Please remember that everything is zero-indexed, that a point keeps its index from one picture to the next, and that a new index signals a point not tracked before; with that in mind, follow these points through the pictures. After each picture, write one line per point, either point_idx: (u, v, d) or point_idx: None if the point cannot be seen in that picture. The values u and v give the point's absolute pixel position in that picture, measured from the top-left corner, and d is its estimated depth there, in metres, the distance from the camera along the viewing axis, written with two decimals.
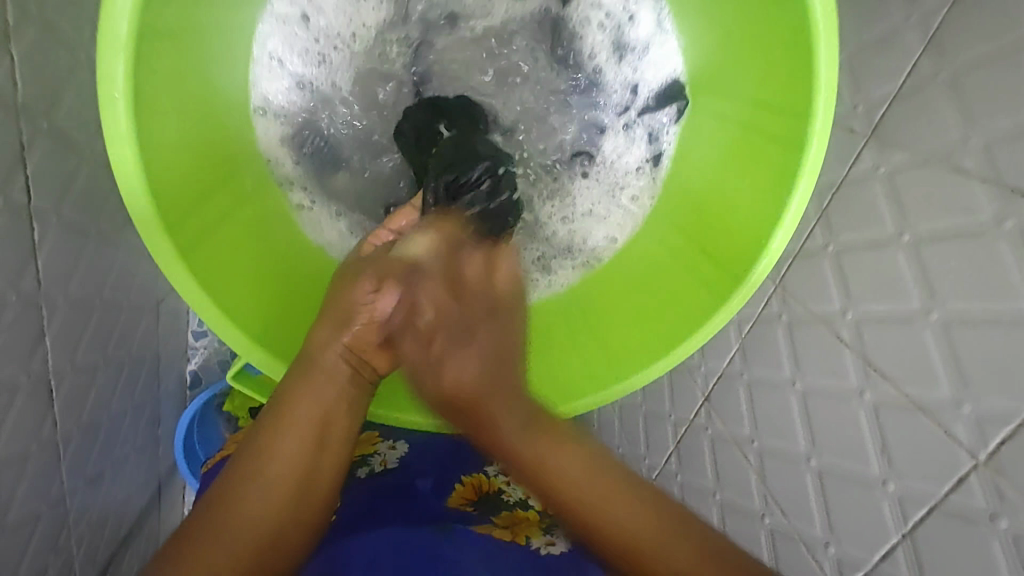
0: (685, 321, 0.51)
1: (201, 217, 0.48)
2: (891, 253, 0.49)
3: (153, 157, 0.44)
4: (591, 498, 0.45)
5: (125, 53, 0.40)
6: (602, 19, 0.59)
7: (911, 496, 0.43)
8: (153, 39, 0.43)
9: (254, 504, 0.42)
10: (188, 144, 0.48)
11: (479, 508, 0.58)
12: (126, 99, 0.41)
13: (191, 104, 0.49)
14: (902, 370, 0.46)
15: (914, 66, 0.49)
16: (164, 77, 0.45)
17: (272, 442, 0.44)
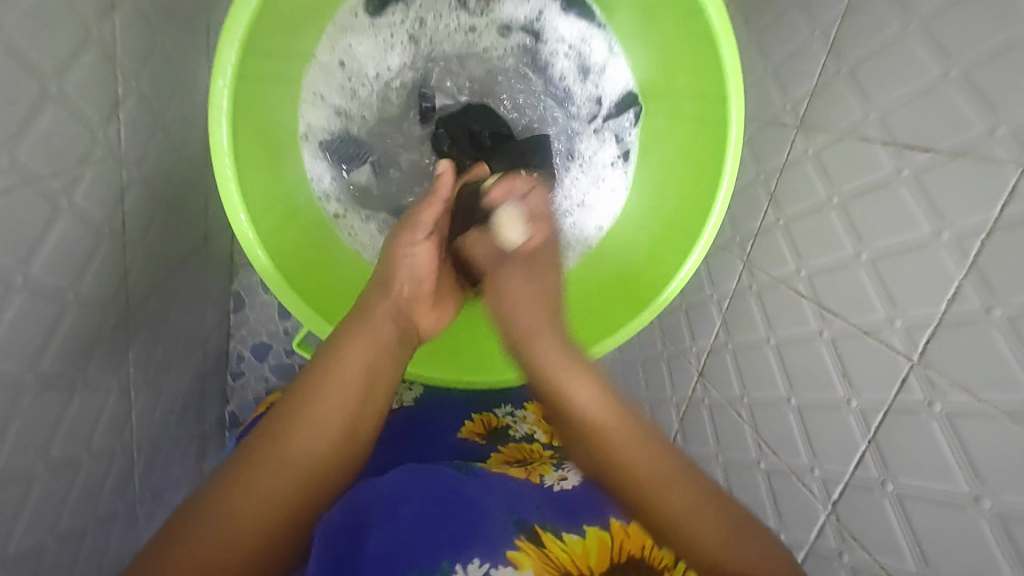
0: (662, 271, 0.62)
1: (272, 215, 0.58)
2: (826, 215, 0.59)
3: (245, 172, 0.54)
4: (633, 455, 0.53)
5: (229, 90, 0.50)
6: (565, 49, 0.70)
7: (870, 406, 0.51)
8: (247, 81, 0.53)
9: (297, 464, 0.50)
10: (262, 161, 0.58)
11: (487, 439, 0.71)
12: (229, 117, 0.51)
13: (267, 130, 0.59)
14: (848, 304, 0.55)
15: (822, 68, 0.61)
16: (253, 105, 0.55)
17: (302, 422, 0.50)
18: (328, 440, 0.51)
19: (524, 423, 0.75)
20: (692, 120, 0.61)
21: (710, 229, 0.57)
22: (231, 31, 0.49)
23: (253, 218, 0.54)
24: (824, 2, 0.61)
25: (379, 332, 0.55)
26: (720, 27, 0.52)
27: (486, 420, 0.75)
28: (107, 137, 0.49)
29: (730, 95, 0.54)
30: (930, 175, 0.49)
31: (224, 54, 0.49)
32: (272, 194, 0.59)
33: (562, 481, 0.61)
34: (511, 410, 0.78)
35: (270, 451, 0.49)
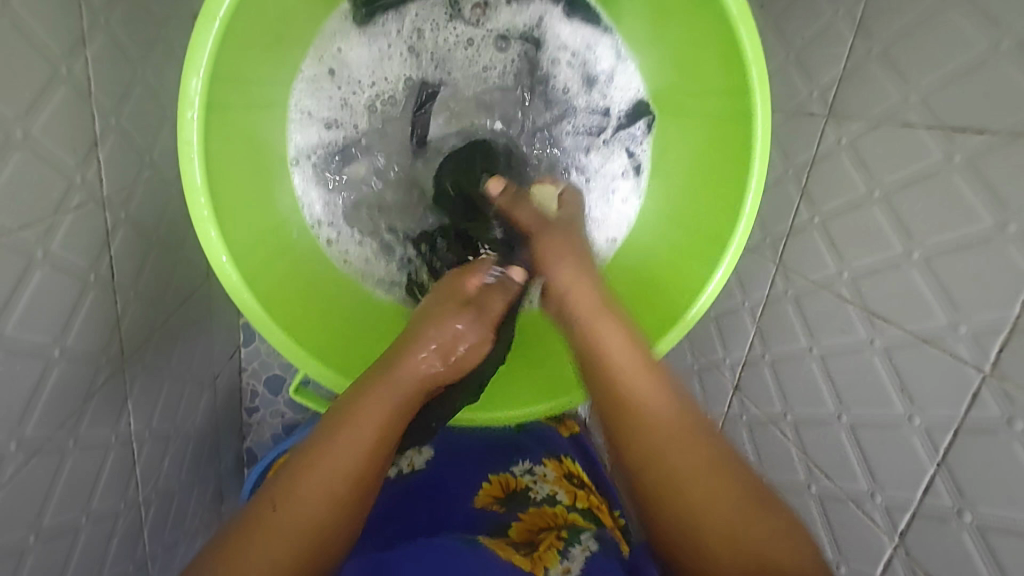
0: (683, 287, 0.57)
1: (257, 252, 0.54)
2: (868, 210, 0.53)
3: (221, 204, 0.50)
4: (704, 478, 0.48)
5: (199, 119, 0.47)
6: (569, 58, 0.65)
7: (937, 424, 0.45)
8: (219, 111, 0.50)
9: (310, 503, 0.46)
10: (248, 198, 0.55)
11: (506, 504, 0.67)
12: (201, 157, 0.48)
13: (248, 165, 0.55)
14: (899, 309, 0.49)
15: (851, 49, 0.56)
16: (228, 140, 0.52)
17: (317, 459, 0.48)
18: (346, 479, 0.47)
19: (545, 483, 0.70)
20: (713, 115, 0.56)
21: (740, 235, 0.51)
22: (196, 55, 0.45)
23: (236, 259, 0.51)
24: None
25: (416, 374, 0.52)
26: (736, 17, 0.48)
27: (502, 481, 0.70)
28: (87, 180, 0.47)
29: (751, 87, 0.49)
30: (988, 160, 0.43)
31: (190, 83, 0.46)
32: (259, 231, 0.55)
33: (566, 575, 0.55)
34: (529, 466, 0.72)
35: (296, 481, 0.47)
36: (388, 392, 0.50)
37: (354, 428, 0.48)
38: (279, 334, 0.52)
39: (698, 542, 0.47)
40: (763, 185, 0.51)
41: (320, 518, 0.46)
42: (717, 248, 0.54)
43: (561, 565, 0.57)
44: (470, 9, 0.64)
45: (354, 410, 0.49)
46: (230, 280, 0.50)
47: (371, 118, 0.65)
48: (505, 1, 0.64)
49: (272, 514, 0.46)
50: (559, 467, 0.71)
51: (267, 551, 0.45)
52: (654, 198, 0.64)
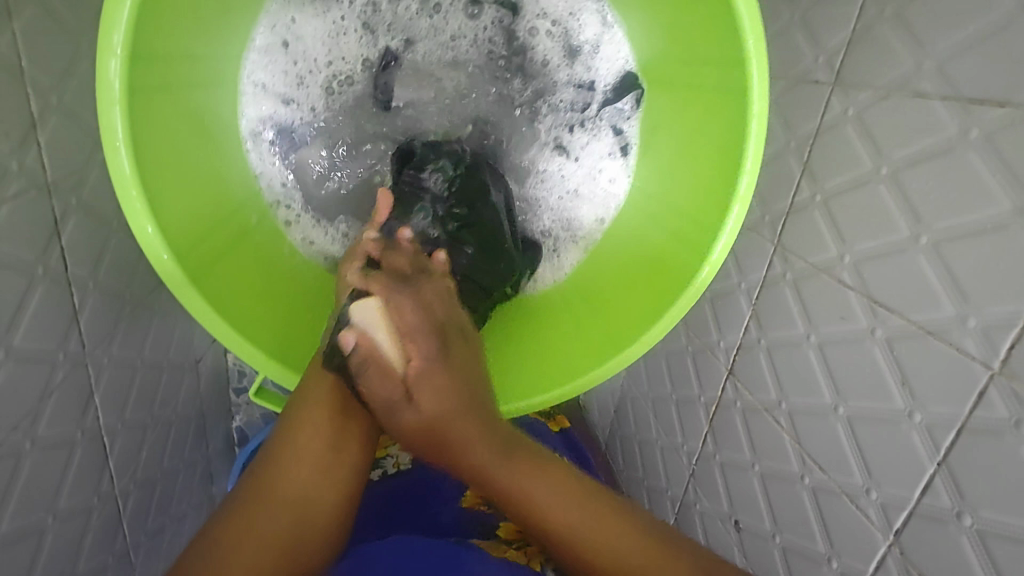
0: (676, 277, 0.53)
1: (209, 245, 0.51)
2: (874, 188, 0.49)
3: (157, 195, 0.47)
4: (591, 549, 0.47)
5: (121, 105, 0.43)
6: (547, 26, 0.62)
7: (938, 422, 0.42)
8: (146, 93, 0.46)
9: (301, 486, 0.47)
10: (194, 183, 0.51)
11: (502, 513, 0.64)
12: (129, 147, 0.44)
13: (191, 149, 0.52)
14: (902, 297, 0.46)
15: (861, 10, 0.51)
16: (162, 124, 0.48)
17: (288, 446, 0.48)
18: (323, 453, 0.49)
19: None
20: (704, 88, 0.51)
21: (733, 222, 0.48)
22: (110, 34, 0.41)
23: (178, 253, 0.48)
24: None
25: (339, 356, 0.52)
26: None
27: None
28: (25, 166, 0.43)
29: (747, 58, 0.44)
30: (1008, 136, 0.39)
31: (107, 65, 0.42)
32: (209, 221, 0.52)
33: (556, 558, 0.61)
34: None
35: (273, 472, 0.48)
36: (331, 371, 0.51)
37: (314, 412, 0.50)
38: (231, 333, 0.49)
39: None
40: (758, 169, 0.46)
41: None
42: (704, 237, 0.50)
43: (555, 556, 0.61)
44: None
45: (308, 394, 0.50)
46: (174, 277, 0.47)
47: (332, 94, 0.61)
48: None
49: (261, 505, 0.46)
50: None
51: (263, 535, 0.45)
52: (646, 176, 0.60)
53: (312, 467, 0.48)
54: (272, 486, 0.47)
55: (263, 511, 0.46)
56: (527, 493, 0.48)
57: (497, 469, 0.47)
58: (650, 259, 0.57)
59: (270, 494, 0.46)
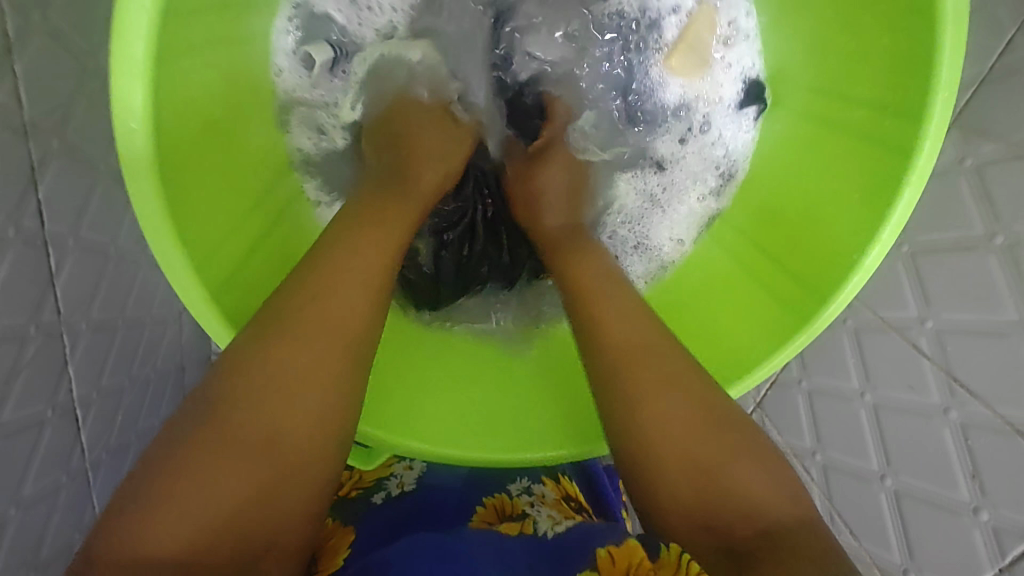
0: (759, 333, 0.48)
1: (223, 237, 0.46)
2: (981, 257, 0.44)
3: (173, 180, 0.42)
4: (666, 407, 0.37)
5: (146, 71, 0.39)
6: (672, 6, 0.56)
7: (1009, 527, 0.41)
8: (173, 60, 0.41)
9: (279, 395, 0.34)
10: (207, 159, 0.46)
11: (499, 527, 0.56)
12: (145, 130, 0.40)
13: (208, 123, 0.46)
14: (996, 385, 0.42)
15: (1008, 43, 0.44)
16: (182, 92, 0.43)
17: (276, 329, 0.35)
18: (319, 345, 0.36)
19: (544, 506, 0.59)
20: (820, 138, 0.49)
21: (850, 291, 0.42)
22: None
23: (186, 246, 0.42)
24: None
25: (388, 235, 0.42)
26: (939, 17, 0.38)
27: (498, 505, 0.59)
28: None
29: (928, 120, 0.39)
30: None
31: (129, 25, 0.38)
32: (226, 205, 0.47)
33: (556, 525, 0.54)
34: (527, 485, 0.62)
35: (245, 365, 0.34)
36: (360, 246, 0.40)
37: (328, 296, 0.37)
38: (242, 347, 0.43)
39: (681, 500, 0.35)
40: (893, 240, 0.41)
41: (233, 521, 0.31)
42: (810, 299, 0.45)
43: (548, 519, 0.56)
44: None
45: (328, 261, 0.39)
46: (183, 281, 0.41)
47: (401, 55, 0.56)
48: None
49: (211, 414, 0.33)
50: (558, 489, 0.62)
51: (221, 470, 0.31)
52: (743, 212, 0.54)
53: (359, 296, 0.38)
54: (305, 331, 0.36)
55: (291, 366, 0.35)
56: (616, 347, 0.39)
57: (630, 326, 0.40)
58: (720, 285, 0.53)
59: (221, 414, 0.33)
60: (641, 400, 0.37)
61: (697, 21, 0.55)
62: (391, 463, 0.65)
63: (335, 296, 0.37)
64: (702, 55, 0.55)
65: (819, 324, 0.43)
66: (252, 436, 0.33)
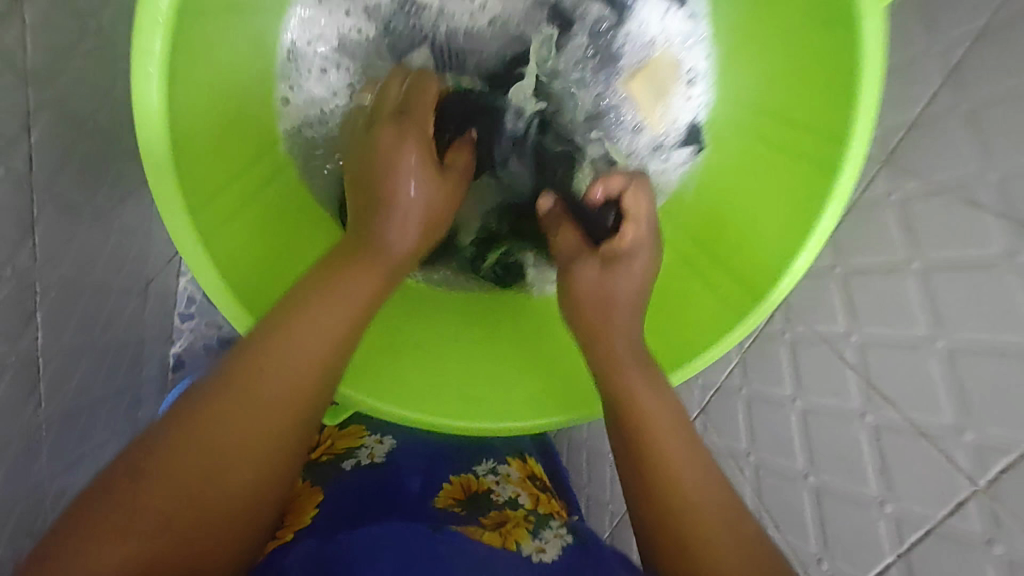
0: (700, 332, 0.52)
1: (208, 174, 0.49)
2: (900, 279, 0.49)
3: (178, 128, 0.46)
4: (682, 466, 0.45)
5: (159, 66, 0.43)
6: (642, 43, 0.62)
7: (908, 517, 0.45)
8: (194, 17, 0.45)
9: (249, 429, 0.40)
10: (207, 109, 0.50)
11: (466, 506, 0.60)
12: (161, 75, 0.43)
13: (210, 78, 0.49)
14: (906, 392, 0.47)
15: (932, 96, 0.50)
16: (196, 48, 0.47)
17: (278, 349, 0.42)
18: (306, 393, 0.43)
19: (508, 484, 0.64)
20: (755, 162, 0.55)
21: (778, 293, 0.47)
22: None
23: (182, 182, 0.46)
24: (953, 15, 0.49)
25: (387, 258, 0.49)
26: (867, 46, 0.42)
27: (464, 482, 0.64)
28: (5, 45, 0.36)
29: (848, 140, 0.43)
30: None
31: None
32: (213, 151, 0.50)
33: (543, 553, 0.52)
34: (493, 465, 0.67)
35: (231, 402, 0.41)
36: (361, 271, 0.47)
37: (309, 324, 0.44)
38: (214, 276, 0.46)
39: (688, 544, 0.43)
40: (817, 249, 0.46)
41: (229, 499, 0.40)
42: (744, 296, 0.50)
43: (535, 543, 0.54)
44: None
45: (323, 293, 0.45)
46: (173, 209, 0.45)
47: (388, 36, 0.61)
48: None
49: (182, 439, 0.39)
50: (522, 469, 0.67)
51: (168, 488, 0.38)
52: (698, 213, 0.59)
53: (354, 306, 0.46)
54: (295, 321, 0.43)
55: (285, 345, 0.42)
56: (637, 399, 0.47)
57: (653, 399, 0.47)
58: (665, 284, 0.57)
59: (188, 436, 0.39)
60: (626, 391, 0.47)
61: (656, 63, 0.61)
62: (363, 435, 0.69)
63: (302, 320, 0.44)
64: (661, 88, 0.61)
65: (755, 320, 0.48)
66: (221, 480, 0.39)
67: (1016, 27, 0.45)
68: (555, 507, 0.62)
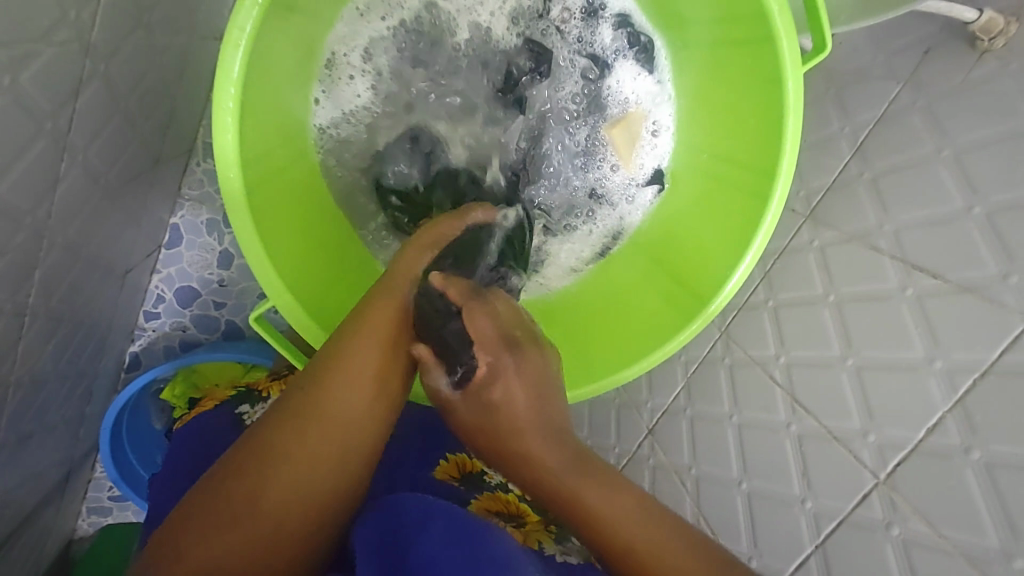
0: (654, 330, 0.60)
1: (263, 152, 0.54)
2: (818, 309, 0.58)
3: (247, 107, 0.50)
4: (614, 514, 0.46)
5: (236, 91, 0.48)
6: (619, 98, 0.69)
7: (824, 512, 0.52)
8: (275, 17, 0.50)
9: (308, 454, 0.45)
10: (268, 96, 0.54)
11: (468, 484, 0.61)
12: (246, 49, 0.47)
13: (280, 70, 0.55)
14: (822, 404, 0.55)
15: (845, 165, 0.61)
16: (269, 42, 0.51)
17: (308, 410, 0.46)
18: (343, 420, 0.47)
19: None
20: (705, 195, 0.63)
21: (717, 304, 0.56)
22: None
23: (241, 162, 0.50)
24: (862, 106, 0.61)
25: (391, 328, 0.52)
26: (789, 104, 0.51)
27: (461, 462, 0.64)
28: (80, 19, 0.41)
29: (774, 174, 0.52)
30: (936, 300, 0.49)
31: None
32: (270, 136, 0.55)
33: (566, 553, 0.51)
34: None
35: (280, 438, 0.45)
36: (370, 341, 0.50)
37: (334, 399, 0.47)
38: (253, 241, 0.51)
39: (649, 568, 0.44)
40: (748, 268, 0.55)
41: (278, 516, 0.42)
42: (692, 305, 0.58)
43: (557, 544, 0.53)
44: (555, 26, 0.68)
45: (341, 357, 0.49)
46: (232, 183, 0.50)
47: (404, 52, 0.66)
48: (614, 23, 0.68)
49: (226, 489, 0.42)
50: None
51: (240, 516, 0.41)
52: (650, 242, 0.66)
53: (369, 354, 0.50)
54: (336, 371, 0.48)
55: (318, 401, 0.47)
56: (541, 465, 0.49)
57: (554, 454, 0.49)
58: (621, 294, 0.65)
59: (231, 488, 0.42)
60: (539, 470, 0.49)
61: (632, 116, 0.68)
62: None
63: (344, 372, 0.48)
64: (632, 139, 0.68)
65: (697, 326, 0.56)
66: (261, 506, 0.42)
67: (905, 116, 0.56)
68: None
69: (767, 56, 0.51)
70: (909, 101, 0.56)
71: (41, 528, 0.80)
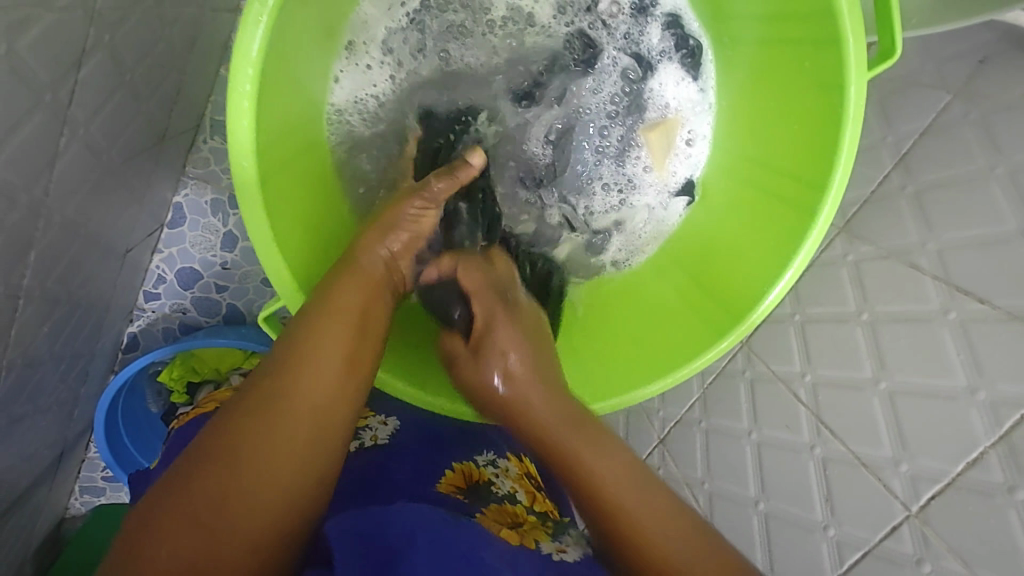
0: (685, 345, 0.57)
1: (276, 139, 0.50)
2: (850, 327, 0.55)
3: (265, 90, 0.46)
4: (622, 491, 0.44)
5: (254, 72, 0.44)
6: (659, 103, 0.67)
7: (849, 541, 0.51)
8: None
9: (286, 448, 0.40)
10: (285, 78, 0.50)
11: (469, 495, 0.58)
12: (267, 28, 0.44)
13: (298, 47, 0.51)
14: (850, 428, 0.52)
15: (884, 177, 0.56)
16: (292, 22, 0.47)
17: (288, 397, 0.42)
18: (320, 413, 0.42)
19: (506, 479, 0.63)
20: (744, 205, 0.60)
21: (754, 319, 0.52)
22: None
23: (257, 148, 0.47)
24: (908, 114, 0.56)
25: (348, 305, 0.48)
26: (848, 115, 0.47)
27: (466, 471, 0.62)
28: None
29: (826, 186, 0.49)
30: (981, 328, 0.47)
31: None
32: (285, 122, 0.51)
33: (563, 552, 0.46)
34: (491, 458, 0.66)
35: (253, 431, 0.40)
36: (333, 324, 0.46)
37: (310, 388, 0.43)
38: (264, 234, 0.47)
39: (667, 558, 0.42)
40: (787, 286, 0.52)
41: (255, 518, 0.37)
42: (726, 319, 0.55)
43: (553, 544, 0.49)
44: (595, 21, 0.65)
45: (318, 341, 0.45)
46: (245, 170, 0.46)
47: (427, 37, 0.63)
48: (660, 24, 0.65)
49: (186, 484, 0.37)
50: (521, 464, 0.66)
51: (190, 523, 0.36)
52: (684, 249, 0.64)
53: (336, 330, 0.46)
54: (309, 352, 0.44)
55: (301, 387, 0.42)
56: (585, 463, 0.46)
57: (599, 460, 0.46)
58: (650, 305, 0.62)
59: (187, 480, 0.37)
60: (578, 463, 0.46)
61: (669, 122, 0.66)
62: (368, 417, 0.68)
63: (309, 351, 0.44)
64: (668, 144, 0.66)
65: (728, 342, 0.53)
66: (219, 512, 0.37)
67: (954, 128, 0.52)
68: (551, 506, 0.62)
69: (828, 62, 0.48)
70: (959, 113, 0.53)
71: (34, 509, 0.79)
